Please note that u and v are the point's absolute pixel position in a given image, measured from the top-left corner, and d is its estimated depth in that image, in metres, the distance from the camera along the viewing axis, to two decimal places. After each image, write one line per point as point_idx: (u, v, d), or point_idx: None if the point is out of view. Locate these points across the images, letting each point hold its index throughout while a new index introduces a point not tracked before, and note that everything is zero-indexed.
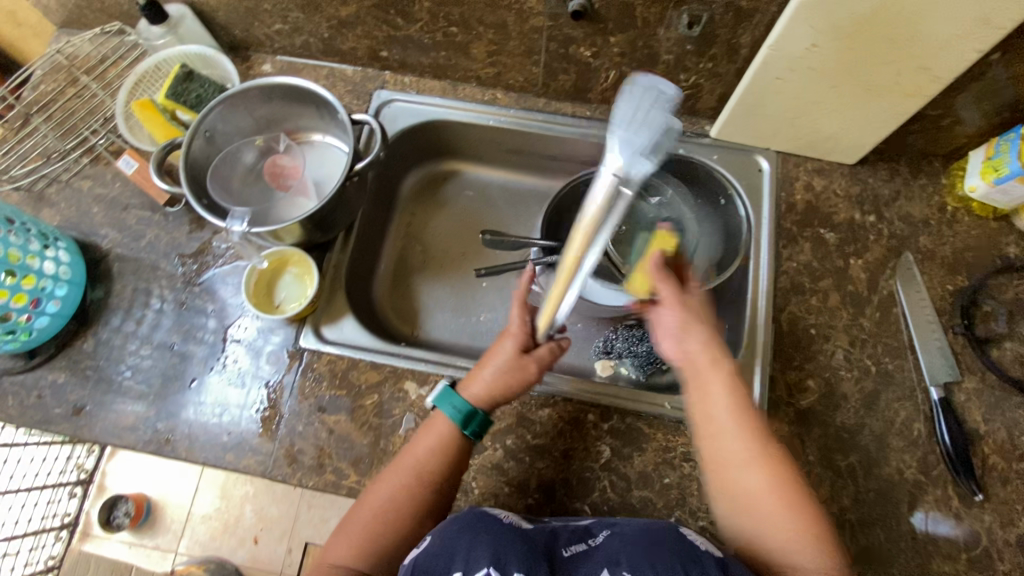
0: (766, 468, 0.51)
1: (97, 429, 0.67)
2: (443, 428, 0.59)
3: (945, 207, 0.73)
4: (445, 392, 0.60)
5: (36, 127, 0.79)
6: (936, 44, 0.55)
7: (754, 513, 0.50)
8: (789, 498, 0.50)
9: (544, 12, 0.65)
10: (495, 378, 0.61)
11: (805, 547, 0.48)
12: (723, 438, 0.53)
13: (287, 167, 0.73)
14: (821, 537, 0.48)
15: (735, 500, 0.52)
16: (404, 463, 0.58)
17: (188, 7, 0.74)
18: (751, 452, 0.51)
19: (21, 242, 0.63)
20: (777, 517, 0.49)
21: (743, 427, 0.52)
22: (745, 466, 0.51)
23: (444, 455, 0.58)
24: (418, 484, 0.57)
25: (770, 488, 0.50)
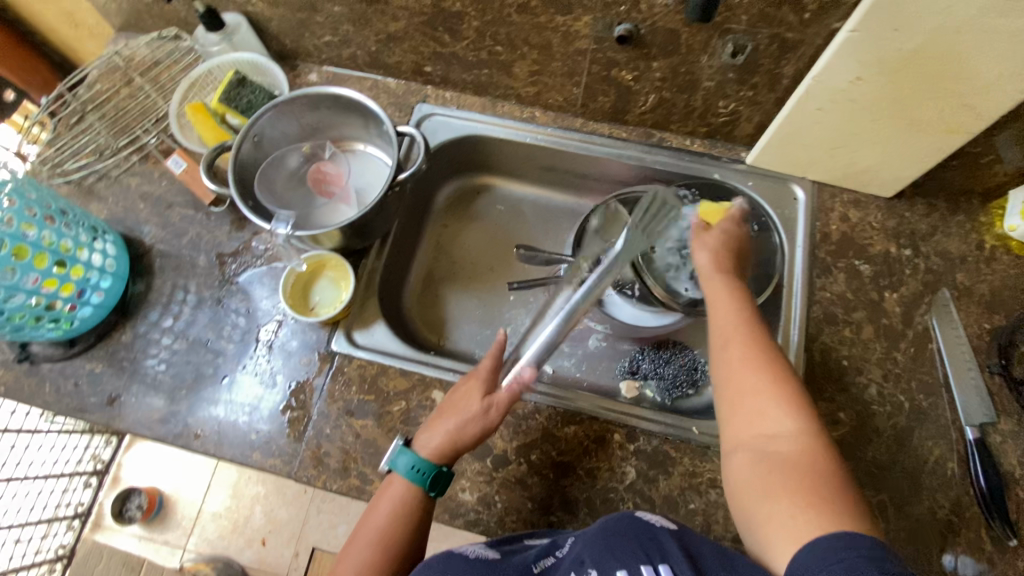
0: (752, 348, 0.54)
1: (129, 421, 0.68)
2: (405, 491, 0.57)
3: (983, 244, 0.73)
4: (406, 453, 0.58)
5: (90, 124, 0.82)
6: (982, 83, 0.55)
7: (738, 401, 0.52)
8: (778, 374, 0.52)
9: (590, 35, 0.66)
10: (454, 418, 0.60)
11: (777, 419, 0.49)
12: (720, 318, 0.57)
13: (332, 174, 0.75)
14: (800, 413, 0.49)
15: (724, 380, 0.54)
16: (364, 536, 0.56)
17: (244, 16, 0.77)
18: (731, 337, 0.55)
19: (72, 234, 0.65)
20: (760, 395, 0.51)
21: (736, 305, 0.57)
22: (733, 346, 0.54)
23: (406, 518, 0.56)
24: (383, 553, 0.55)
25: (758, 364, 0.52)
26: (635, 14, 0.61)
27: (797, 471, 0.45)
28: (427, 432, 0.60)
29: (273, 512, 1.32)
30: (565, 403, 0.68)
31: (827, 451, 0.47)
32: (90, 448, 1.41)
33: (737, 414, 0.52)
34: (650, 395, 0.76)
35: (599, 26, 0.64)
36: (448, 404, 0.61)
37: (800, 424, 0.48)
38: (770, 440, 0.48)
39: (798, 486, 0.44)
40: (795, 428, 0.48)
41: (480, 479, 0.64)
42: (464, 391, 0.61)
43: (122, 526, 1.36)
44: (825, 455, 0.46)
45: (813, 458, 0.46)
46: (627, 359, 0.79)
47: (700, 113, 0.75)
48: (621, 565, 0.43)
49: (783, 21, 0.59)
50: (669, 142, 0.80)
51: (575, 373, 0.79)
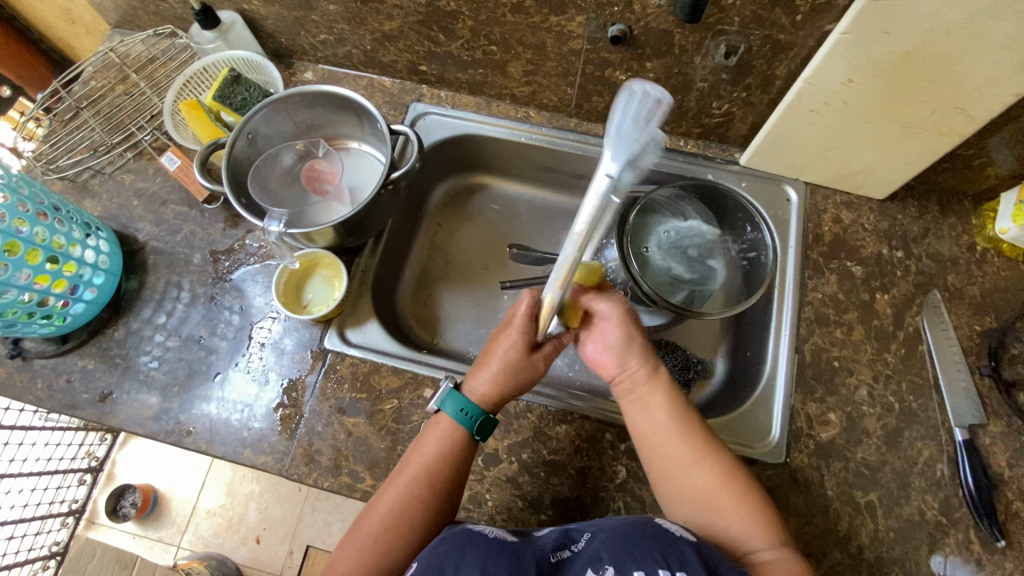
0: (710, 461, 0.54)
1: (121, 417, 0.68)
2: (452, 430, 0.58)
3: (975, 246, 0.73)
4: (454, 395, 0.59)
5: (85, 120, 0.82)
6: (973, 86, 0.56)
7: (715, 524, 0.52)
8: (736, 486, 0.53)
9: (583, 35, 0.66)
10: (505, 368, 0.60)
11: (756, 535, 0.50)
12: (666, 437, 0.56)
13: (325, 172, 0.75)
14: (769, 524, 0.51)
15: (692, 503, 0.53)
16: (410, 468, 0.57)
17: (239, 14, 0.77)
18: (695, 449, 0.55)
19: (66, 230, 0.65)
20: (733, 514, 0.52)
21: (679, 416, 0.57)
22: (689, 464, 0.54)
23: (452, 457, 0.57)
24: (427, 488, 0.55)
25: (719, 480, 0.53)
26: (628, 15, 0.62)
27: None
28: (475, 376, 0.61)
29: (270, 510, 1.36)
30: (556, 402, 0.68)
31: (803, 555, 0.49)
32: (84, 445, 1.40)
33: (718, 536, 0.51)
34: None
35: (592, 26, 0.65)
36: (496, 349, 0.61)
37: (775, 535, 0.50)
38: (750, 553, 0.49)
39: None
40: (772, 538, 0.50)
41: (471, 477, 0.64)
42: (512, 340, 0.60)
43: (116, 523, 1.36)
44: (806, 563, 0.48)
45: (803, 570, 0.47)
46: None
47: (694, 114, 0.75)
48: (639, 567, 0.43)
49: (775, 23, 0.59)
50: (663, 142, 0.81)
51: (567, 372, 0.79)
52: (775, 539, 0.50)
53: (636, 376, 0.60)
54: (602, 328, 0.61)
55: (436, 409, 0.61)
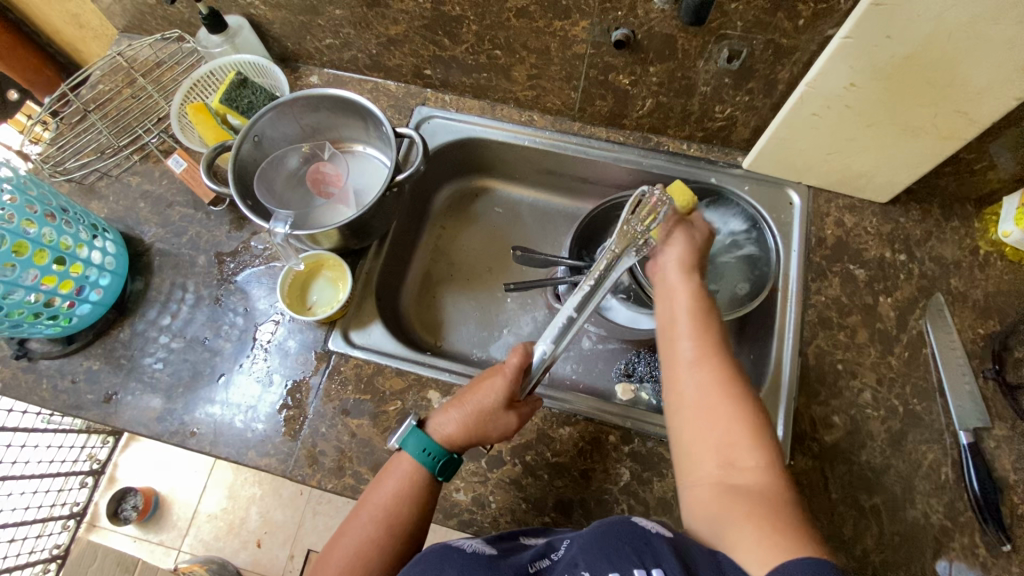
0: (715, 367, 0.52)
1: (125, 418, 0.68)
2: (412, 471, 0.57)
3: (977, 250, 0.73)
4: (417, 434, 0.58)
5: (92, 123, 0.83)
6: (975, 89, 0.56)
7: (698, 430, 0.50)
8: (735, 396, 0.50)
9: (587, 39, 0.67)
10: (473, 420, 0.58)
11: (742, 446, 0.48)
12: (681, 334, 0.56)
13: (331, 174, 0.76)
14: (762, 440, 0.48)
15: (682, 400, 0.52)
16: (368, 510, 0.56)
17: (246, 18, 0.78)
18: (705, 355, 0.53)
19: (73, 231, 0.66)
20: (724, 422, 0.49)
21: (694, 322, 0.56)
22: (692, 363, 0.53)
23: (411, 499, 0.56)
24: (386, 533, 0.55)
25: (718, 385, 0.51)
26: (632, 20, 0.62)
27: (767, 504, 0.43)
28: (443, 415, 0.60)
29: (271, 514, 1.34)
30: (559, 405, 0.68)
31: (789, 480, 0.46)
32: (86, 447, 1.40)
33: (698, 441, 0.50)
34: (646, 398, 0.76)
35: (596, 30, 0.65)
36: (470, 396, 0.59)
37: (765, 453, 0.47)
38: (729, 470, 0.47)
39: (761, 506, 0.43)
40: (760, 456, 0.47)
41: (475, 479, 0.64)
42: (489, 392, 0.58)
43: (117, 527, 1.36)
44: (789, 487, 0.45)
45: (778, 493, 0.45)
46: (623, 362, 0.79)
47: (697, 118, 0.76)
48: (614, 568, 0.42)
49: (778, 27, 0.60)
50: (666, 146, 0.81)
51: (571, 375, 0.79)
52: (764, 456, 0.47)
53: (665, 272, 0.61)
54: (658, 249, 0.63)
55: (399, 447, 0.60)
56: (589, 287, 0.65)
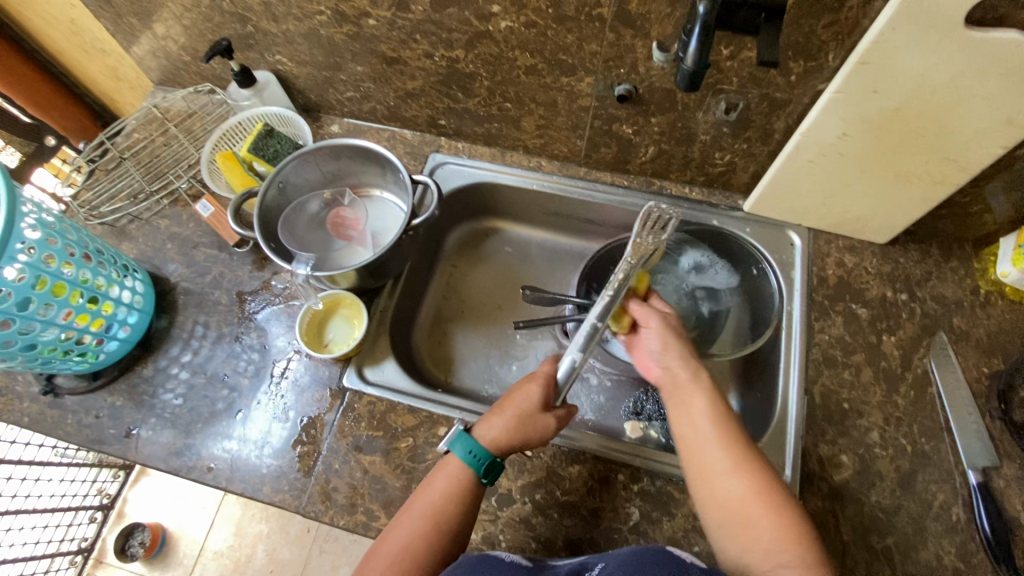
0: (749, 472, 0.54)
1: (145, 453, 0.70)
2: (459, 471, 0.58)
3: (978, 289, 0.75)
4: (463, 437, 0.59)
5: (127, 170, 0.88)
6: (961, 140, 0.59)
7: (747, 538, 0.51)
8: (777, 505, 0.52)
9: (592, 93, 0.71)
10: (517, 419, 0.60)
11: (794, 555, 0.48)
12: (703, 439, 0.57)
13: (350, 219, 0.80)
14: (814, 552, 0.49)
15: (729, 514, 0.53)
16: (417, 507, 0.57)
17: (274, 74, 0.84)
18: (732, 456, 0.55)
19: (106, 272, 0.69)
20: (772, 531, 0.50)
21: (716, 425, 0.57)
22: (725, 471, 0.54)
23: (458, 497, 0.57)
24: (434, 528, 0.56)
25: (757, 494, 0.52)
26: (633, 76, 0.67)
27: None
28: (485, 422, 0.61)
29: (277, 551, 1.34)
30: (569, 442, 0.69)
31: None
32: (97, 482, 1.41)
33: (749, 550, 0.50)
34: (655, 436, 0.77)
35: (600, 85, 0.70)
36: (510, 402, 0.62)
37: (815, 557, 0.48)
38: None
39: None
40: (815, 567, 0.48)
41: (485, 517, 0.65)
42: (525, 398, 0.61)
43: (123, 564, 1.35)
44: None
45: None
46: (631, 400, 0.81)
47: (698, 164, 0.79)
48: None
49: (771, 83, 0.63)
50: (669, 190, 0.84)
51: (580, 412, 0.80)
52: (816, 563, 0.48)
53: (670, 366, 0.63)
54: (649, 338, 0.66)
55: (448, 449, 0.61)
56: (610, 296, 0.66)
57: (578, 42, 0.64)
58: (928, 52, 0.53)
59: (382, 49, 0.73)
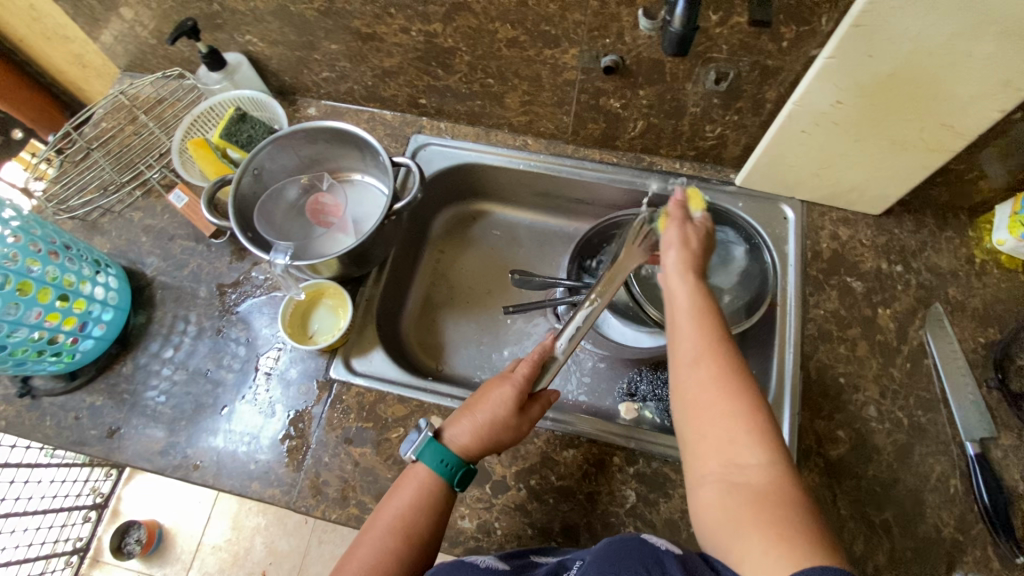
0: (714, 361, 0.50)
1: (128, 452, 0.68)
2: (426, 479, 0.57)
3: (974, 259, 0.74)
4: (433, 445, 0.58)
5: (95, 160, 0.85)
6: (959, 103, 0.57)
7: (701, 425, 0.49)
8: (738, 395, 0.48)
9: (577, 66, 0.68)
10: (484, 423, 0.58)
11: (742, 445, 0.46)
12: (682, 331, 0.53)
13: (330, 205, 0.77)
14: (765, 439, 0.46)
15: (685, 397, 0.51)
16: (382, 522, 0.55)
17: (245, 55, 0.80)
18: (701, 346, 0.51)
19: (76, 268, 0.67)
20: (725, 419, 0.47)
21: (697, 320, 0.53)
22: (696, 359, 0.51)
23: (426, 508, 0.56)
24: (403, 541, 0.54)
25: (717, 382, 0.49)
26: (620, 46, 0.64)
27: (767, 502, 0.42)
28: (453, 425, 0.59)
29: (275, 543, 1.33)
30: (563, 427, 0.68)
31: (795, 474, 0.44)
32: (90, 481, 1.39)
33: (699, 437, 0.49)
34: (650, 417, 0.76)
35: (585, 57, 0.67)
36: (478, 405, 0.59)
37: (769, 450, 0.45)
38: (731, 468, 0.46)
39: (766, 513, 0.41)
40: (762, 452, 0.45)
41: (479, 505, 0.64)
42: (498, 403, 0.58)
43: (120, 561, 1.34)
44: (797, 482, 0.43)
45: (783, 492, 0.43)
46: (625, 381, 0.79)
47: (688, 137, 0.77)
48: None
49: (762, 49, 0.61)
50: (659, 166, 0.82)
51: (573, 395, 0.79)
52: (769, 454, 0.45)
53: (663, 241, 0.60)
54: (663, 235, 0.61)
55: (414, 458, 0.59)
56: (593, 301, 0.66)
57: (561, 12, 0.61)
58: (925, 13, 0.50)
59: (356, 25, 0.70)
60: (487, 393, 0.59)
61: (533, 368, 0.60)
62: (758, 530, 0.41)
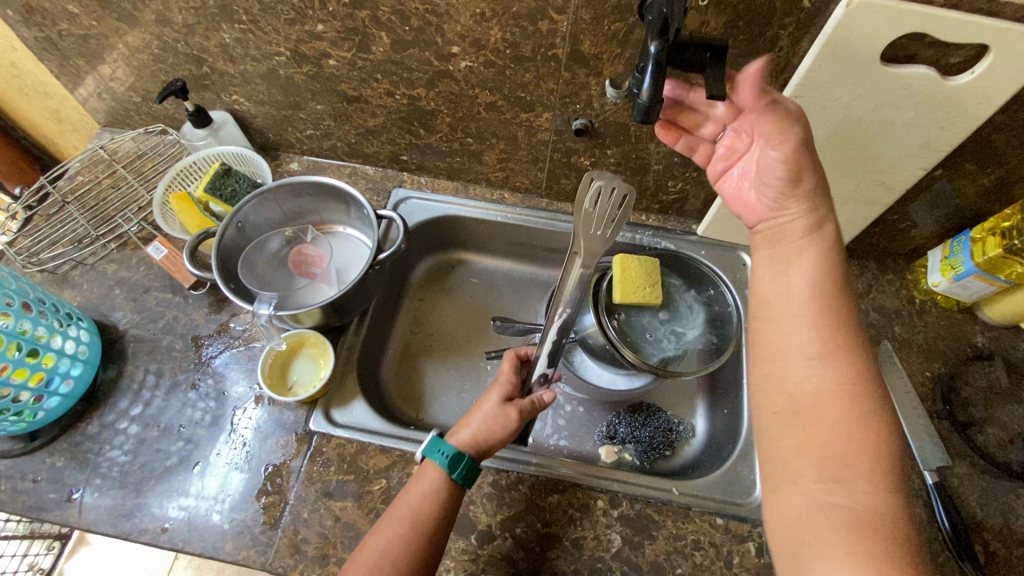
0: (839, 366, 0.49)
1: (90, 517, 0.64)
2: (438, 476, 0.59)
3: (914, 299, 0.81)
4: (433, 441, 0.61)
5: (70, 214, 0.84)
6: (888, 162, 0.65)
7: (808, 429, 0.48)
8: (860, 408, 0.47)
9: (550, 128, 0.74)
10: (483, 426, 0.62)
11: (853, 470, 0.45)
12: (796, 316, 0.52)
13: (313, 255, 0.78)
14: (880, 469, 0.45)
15: (795, 394, 0.50)
16: (397, 514, 0.58)
17: (230, 113, 0.83)
18: (825, 345, 0.50)
19: (48, 321, 0.65)
20: (838, 427, 0.47)
21: (817, 308, 0.51)
22: (813, 359, 0.50)
23: (437, 500, 0.58)
24: (413, 532, 0.56)
25: (838, 388, 0.48)
26: (589, 111, 0.70)
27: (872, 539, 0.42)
28: (458, 427, 0.63)
29: None
30: (547, 471, 0.68)
31: (903, 508, 0.44)
32: (28, 555, 1.26)
33: (805, 441, 0.48)
34: (629, 459, 0.78)
35: (558, 120, 0.73)
36: (474, 409, 0.64)
37: (884, 483, 0.45)
38: (832, 487, 0.45)
39: (861, 539, 0.42)
40: (876, 481, 0.45)
41: (465, 558, 0.62)
42: (486, 401, 0.64)
43: None
44: (905, 519, 0.43)
45: (889, 526, 0.43)
46: (604, 425, 0.80)
47: (653, 192, 0.83)
48: None
49: None
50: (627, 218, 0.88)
51: (555, 440, 0.80)
52: (879, 481, 0.45)
53: (786, 233, 0.56)
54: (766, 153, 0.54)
55: (424, 457, 0.62)
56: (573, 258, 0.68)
57: (535, 80, 0.68)
58: (853, 86, 0.58)
59: (342, 88, 0.74)
60: (480, 402, 0.64)
61: (531, 409, 0.64)
62: (842, 551, 0.42)
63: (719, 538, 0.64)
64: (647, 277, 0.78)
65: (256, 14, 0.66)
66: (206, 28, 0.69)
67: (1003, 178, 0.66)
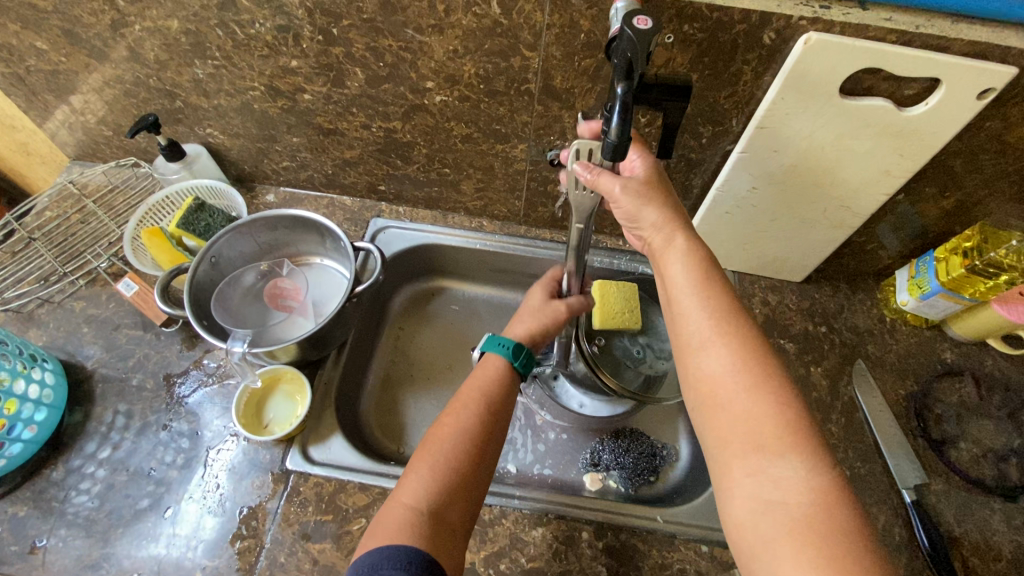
0: (728, 348, 0.49)
1: (53, 569, 0.61)
2: (502, 366, 0.63)
3: (885, 317, 0.83)
4: (490, 338, 0.66)
5: (37, 250, 0.82)
6: (851, 187, 0.67)
7: (717, 422, 0.48)
8: (758, 385, 0.47)
9: (526, 159, 0.75)
10: (537, 319, 0.69)
11: (768, 454, 0.44)
12: (684, 310, 0.52)
13: (289, 289, 0.77)
14: (798, 445, 0.44)
15: (700, 388, 0.50)
16: (470, 395, 0.59)
17: (204, 147, 0.83)
18: (712, 330, 0.50)
19: (11, 365, 0.63)
20: (743, 410, 0.46)
21: (699, 297, 0.52)
22: (704, 348, 0.50)
23: (504, 386, 0.61)
24: (488, 411, 0.58)
25: (732, 370, 0.48)
26: (563, 142, 0.71)
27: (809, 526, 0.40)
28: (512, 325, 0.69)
29: None
30: (530, 504, 0.67)
31: (831, 480, 0.42)
32: None
33: (720, 434, 0.47)
34: (614, 486, 0.78)
35: (533, 151, 0.74)
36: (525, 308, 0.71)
37: (804, 457, 0.43)
38: (760, 478, 0.44)
39: (803, 530, 0.40)
40: (797, 458, 0.43)
41: None
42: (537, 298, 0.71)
43: None
44: (836, 493, 0.42)
45: (821, 506, 0.41)
46: (588, 451, 0.80)
47: None
48: None
49: (685, 145, 0.70)
50: (604, 243, 0.89)
51: (538, 469, 0.79)
52: (802, 458, 0.43)
53: (653, 243, 0.57)
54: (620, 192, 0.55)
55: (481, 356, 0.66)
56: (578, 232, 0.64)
57: (510, 113, 0.69)
58: (813, 117, 0.60)
59: (318, 121, 0.75)
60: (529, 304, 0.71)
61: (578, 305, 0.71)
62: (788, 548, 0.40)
63: (705, 566, 0.64)
64: (626, 303, 0.79)
65: (230, 51, 0.66)
66: (179, 64, 0.69)
67: (961, 202, 0.69)
